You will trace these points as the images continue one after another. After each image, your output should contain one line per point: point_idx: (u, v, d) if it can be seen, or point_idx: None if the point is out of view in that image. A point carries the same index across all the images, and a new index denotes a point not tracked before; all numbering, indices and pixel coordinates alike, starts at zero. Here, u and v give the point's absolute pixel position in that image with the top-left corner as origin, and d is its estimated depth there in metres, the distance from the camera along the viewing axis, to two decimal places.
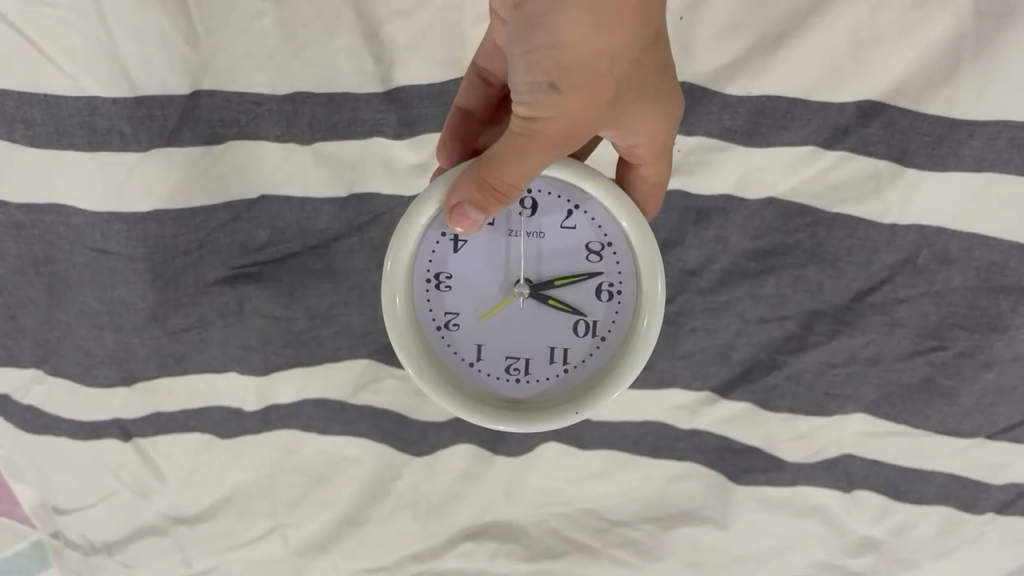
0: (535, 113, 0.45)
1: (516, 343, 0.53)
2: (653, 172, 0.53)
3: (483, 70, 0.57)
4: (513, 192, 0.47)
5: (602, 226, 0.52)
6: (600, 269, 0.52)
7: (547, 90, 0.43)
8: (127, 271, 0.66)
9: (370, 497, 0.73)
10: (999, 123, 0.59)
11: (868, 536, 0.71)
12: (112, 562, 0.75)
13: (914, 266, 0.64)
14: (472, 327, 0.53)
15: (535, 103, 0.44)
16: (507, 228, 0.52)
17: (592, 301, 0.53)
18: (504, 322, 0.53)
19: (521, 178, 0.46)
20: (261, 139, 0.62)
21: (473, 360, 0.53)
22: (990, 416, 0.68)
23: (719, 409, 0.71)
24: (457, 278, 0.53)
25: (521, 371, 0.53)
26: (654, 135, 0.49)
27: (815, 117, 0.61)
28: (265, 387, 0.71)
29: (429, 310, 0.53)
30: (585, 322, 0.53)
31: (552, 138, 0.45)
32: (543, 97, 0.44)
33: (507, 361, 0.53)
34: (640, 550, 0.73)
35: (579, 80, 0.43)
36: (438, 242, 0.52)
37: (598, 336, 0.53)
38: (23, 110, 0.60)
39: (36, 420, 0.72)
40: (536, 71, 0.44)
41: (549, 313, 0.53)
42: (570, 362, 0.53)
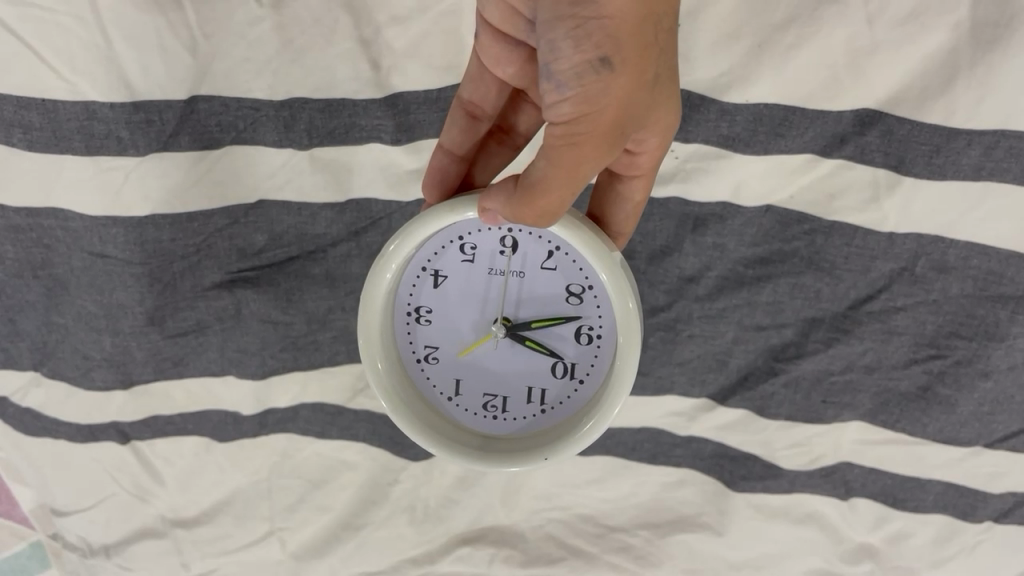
0: (583, 103, 0.40)
1: (494, 381, 0.56)
2: (644, 185, 0.52)
3: (468, 105, 0.55)
4: (569, 193, 0.43)
5: (583, 270, 0.51)
6: (580, 312, 0.53)
7: (600, 71, 0.39)
8: (125, 276, 0.66)
9: (367, 501, 0.73)
10: (997, 132, 0.59)
11: (865, 543, 0.71)
12: (110, 563, 0.75)
13: (911, 274, 0.64)
14: (451, 363, 0.56)
15: (581, 91, 0.40)
16: (487, 265, 0.53)
17: (571, 344, 0.54)
18: (483, 358, 0.55)
19: (577, 175, 0.42)
20: (259, 144, 0.62)
21: (451, 394, 0.56)
22: (988, 424, 0.67)
23: (717, 417, 0.71)
24: (436, 314, 0.54)
25: (498, 409, 0.56)
26: (670, 127, 0.47)
27: (813, 125, 0.61)
28: (263, 391, 0.71)
29: (410, 342, 0.55)
30: (562, 364, 0.54)
31: (599, 133, 0.41)
32: (595, 80, 0.39)
33: (486, 398, 0.56)
34: (638, 556, 0.73)
35: (630, 56, 0.39)
36: (418, 278, 0.53)
37: (575, 378, 0.54)
38: (21, 115, 0.60)
39: (35, 422, 0.72)
40: (583, 51, 0.39)
41: (527, 353, 0.54)
42: (547, 402, 0.55)
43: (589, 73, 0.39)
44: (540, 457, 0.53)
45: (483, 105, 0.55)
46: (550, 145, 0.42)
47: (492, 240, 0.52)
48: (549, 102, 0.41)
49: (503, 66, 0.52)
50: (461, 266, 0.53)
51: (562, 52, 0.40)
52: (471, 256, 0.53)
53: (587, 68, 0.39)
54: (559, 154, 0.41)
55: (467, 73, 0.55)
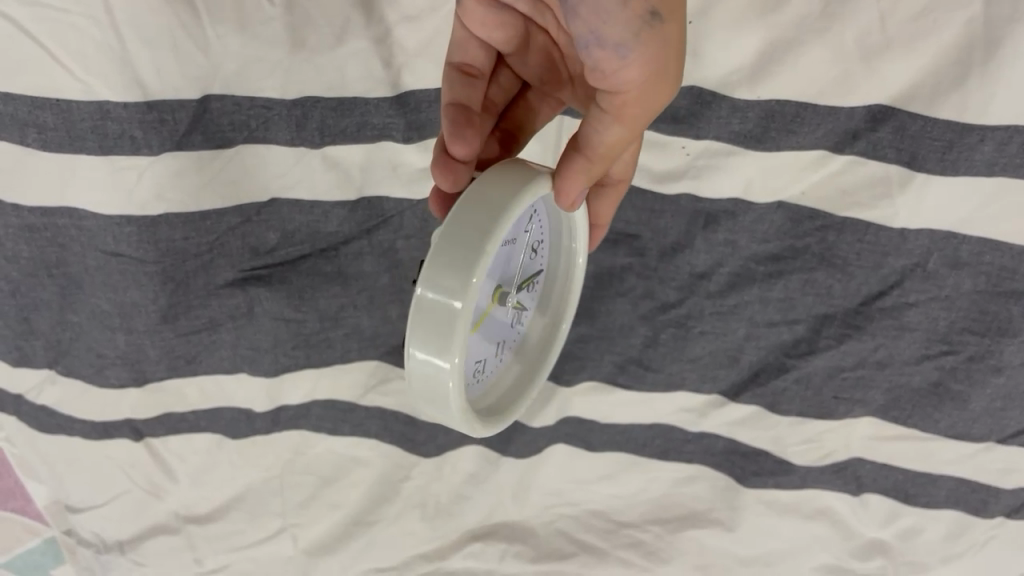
0: (645, 57, 0.41)
1: (481, 348, 0.52)
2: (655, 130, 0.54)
3: (460, 65, 0.54)
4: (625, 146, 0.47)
5: (544, 227, 0.54)
6: (535, 266, 0.55)
7: (654, 24, 0.39)
8: (138, 275, 0.66)
9: (379, 497, 0.74)
10: (1012, 128, 0.58)
11: (875, 539, 0.72)
12: (124, 559, 0.76)
13: (924, 270, 0.63)
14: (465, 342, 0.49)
15: (643, 54, 0.40)
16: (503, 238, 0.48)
17: (525, 296, 0.56)
18: (481, 329, 0.51)
19: (647, 116, 0.45)
20: (271, 143, 0.62)
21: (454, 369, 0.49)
22: (1000, 420, 0.67)
23: (727, 413, 0.71)
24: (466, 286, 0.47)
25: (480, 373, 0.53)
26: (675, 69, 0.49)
27: (824, 122, 0.61)
28: (275, 388, 0.72)
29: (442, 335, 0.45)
30: (518, 315, 0.56)
31: (656, 89, 0.43)
32: (653, 36, 0.40)
33: (475, 366, 0.52)
34: (649, 552, 0.73)
35: (675, 2, 0.40)
36: None
37: (518, 324, 0.57)
38: (35, 115, 0.60)
39: (49, 420, 0.73)
40: (630, 15, 0.38)
41: (506, 316, 0.53)
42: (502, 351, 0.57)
43: (644, 30, 0.39)
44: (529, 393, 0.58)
45: (478, 63, 0.55)
46: (623, 107, 0.44)
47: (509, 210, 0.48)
48: (602, 69, 0.42)
49: (496, 25, 0.52)
50: None
51: (609, 22, 0.38)
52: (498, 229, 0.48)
53: (641, 28, 0.39)
54: (636, 108, 0.44)
55: (454, 39, 0.54)
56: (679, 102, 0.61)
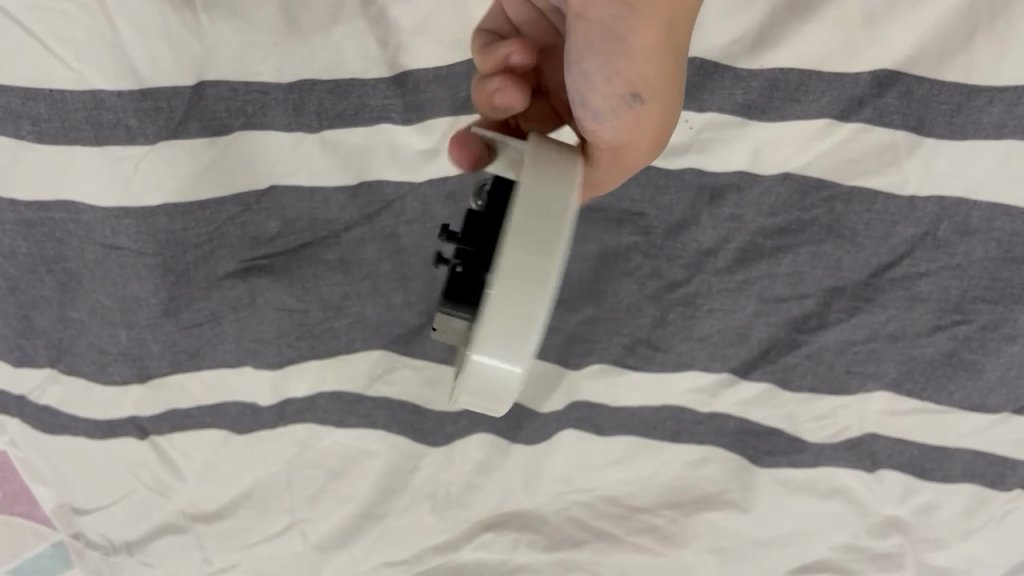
0: (623, 129, 0.48)
1: None
2: None
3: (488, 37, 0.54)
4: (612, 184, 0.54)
5: None
6: None
7: (634, 102, 0.46)
8: (138, 267, 0.66)
9: (388, 490, 0.72)
10: (1019, 89, 0.58)
11: (891, 516, 0.69)
12: (132, 561, 0.75)
13: (934, 239, 0.62)
14: None
15: (616, 118, 0.48)
16: None
17: None
18: None
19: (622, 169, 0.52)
20: (269, 129, 0.62)
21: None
22: (1015, 389, 0.66)
23: (738, 391, 0.69)
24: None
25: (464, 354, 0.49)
26: None
27: (828, 90, 0.60)
28: (280, 380, 0.71)
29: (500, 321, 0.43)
30: None
31: (631, 151, 0.50)
32: (627, 110, 0.47)
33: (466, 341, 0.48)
34: (663, 536, 0.71)
35: (657, 87, 0.46)
36: None
37: None
38: (28, 106, 0.60)
39: (53, 420, 0.72)
40: (611, 94, 0.46)
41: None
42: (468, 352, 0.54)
43: (625, 107, 0.47)
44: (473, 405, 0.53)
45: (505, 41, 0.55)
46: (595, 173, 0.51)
47: None
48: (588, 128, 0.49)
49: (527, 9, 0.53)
50: None
51: (596, 96, 0.47)
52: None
53: (619, 103, 0.47)
54: (609, 170, 0.51)
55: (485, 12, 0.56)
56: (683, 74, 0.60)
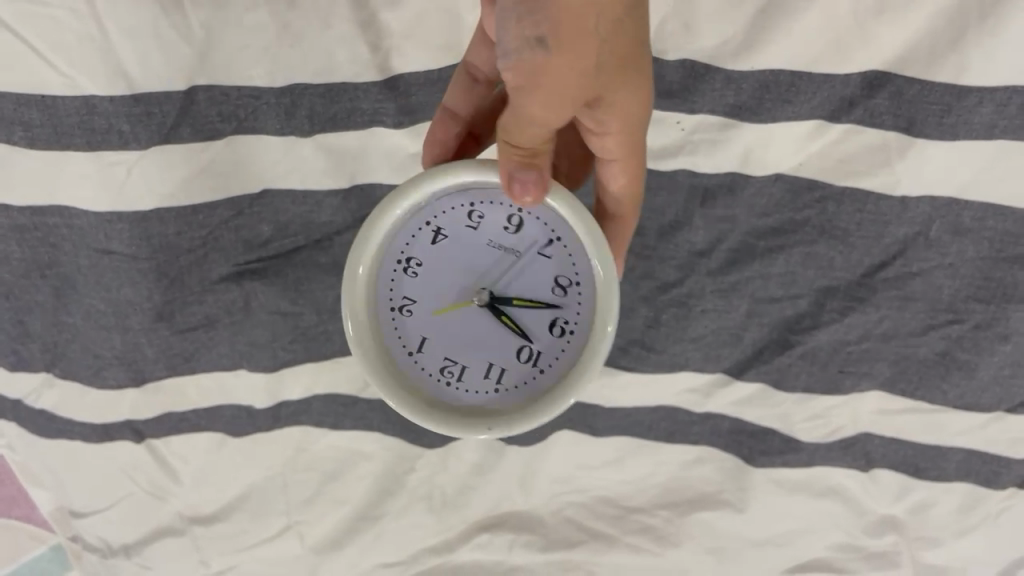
0: (528, 81, 0.43)
1: (458, 347, 0.51)
2: (621, 167, 0.53)
3: (472, 70, 0.57)
4: (532, 146, 0.46)
5: (547, 223, 0.50)
6: (561, 303, 0.50)
7: (538, 48, 0.41)
8: (132, 272, 0.66)
9: (383, 491, 0.73)
10: (1009, 89, 0.58)
11: (887, 515, 0.69)
12: (129, 564, 0.75)
13: (926, 238, 0.63)
14: (426, 318, 0.51)
15: (521, 62, 0.42)
16: (485, 237, 0.51)
17: (542, 332, 0.50)
18: (456, 324, 0.51)
19: (541, 139, 0.46)
20: (261, 133, 0.62)
21: (453, 379, 0.51)
22: (1009, 388, 0.66)
23: (732, 391, 0.69)
24: (429, 272, 0.51)
25: (453, 375, 0.51)
26: (632, 105, 0.48)
27: (818, 90, 0.60)
28: (275, 383, 0.71)
29: (389, 289, 0.52)
30: (529, 350, 0.50)
31: (536, 105, 0.44)
32: (532, 52, 0.42)
33: (445, 361, 0.51)
34: (659, 537, 0.71)
35: (567, 29, 0.41)
36: (418, 230, 0.51)
37: (537, 367, 0.50)
38: (21, 112, 0.61)
39: (49, 423, 0.72)
40: (517, 32, 0.41)
41: (502, 332, 0.51)
42: (504, 383, 0.51)
43: (526, 49, 0.41)
44: (483, 428, 0.49)
45: (488, 72, 0.57)
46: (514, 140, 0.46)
47: (497, 213, 0.51)
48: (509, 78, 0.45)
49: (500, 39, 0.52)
50: (464, 231, 0.51)
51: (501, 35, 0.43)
52: (475, 224, 0.51)
53: (523, 44, 0.41)
54: (525, 136, 0.46)
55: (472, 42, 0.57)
56: (673, 76, 0.61)
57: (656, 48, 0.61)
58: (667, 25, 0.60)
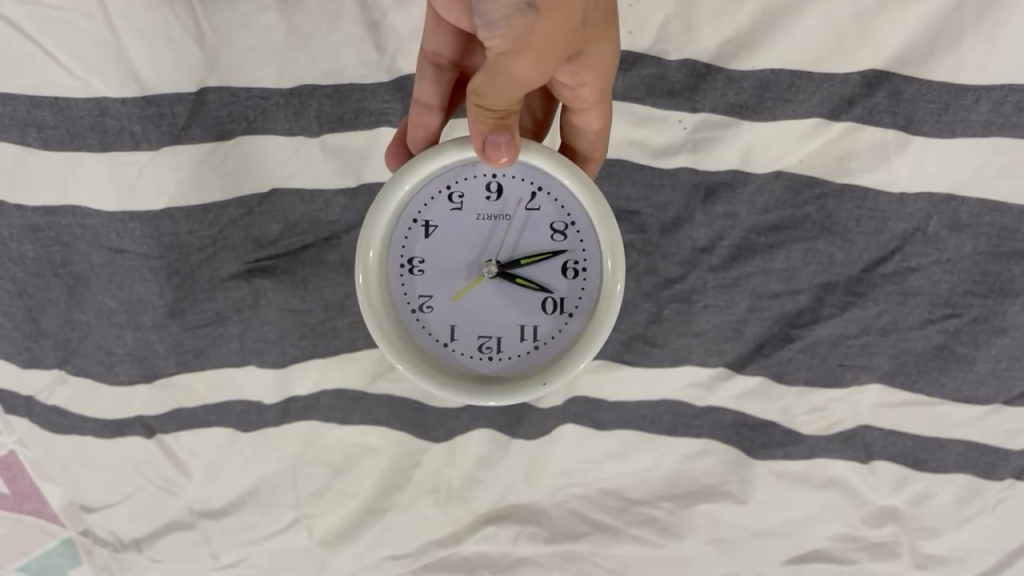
0: (513, 45, 0.43)
1: (486, 322, 0.53)
2: (597, 119, 0.54)
3: (432, 57, 0.55)
4: (507, 104, 0.46)
5: (526, 177, 0.52)
6: (565, 247, 0.53)
7: (528, 15, 0.41)
8: (143, 270, 0.67)
9: (391, 484, 0.74)
10: (1005, 87, 0.59)
11: (886, 506, 0.70)
12: (141, 557, 0.76)
13: (924, 234, 0.64)
14: (447, 308, 0.53)
15: (508, 30, 0.42)
16: (474, 212, 0.53)
17: (557, 279, 0.53)
18: (476, 303, 0.53)
19: (513, 101, 0.46)
20: (269, 133, 0.63)
21: (494, 352, 0.53)
22: (1006, 380, 0.67)
23: (734, 385, 0.70)
24: (434, 264, 0.53)
25: (493, 349, 0.53)
26: (608, 57, 0.50)
27: (819, 89, 0.61)
28: (283, 379, 0.72)
29: (403, 292, 0.54)
30: (552, 299, 0.53)
31: (520, 68, 0.44)
32: (521, 22, 0.41)
33: (479, 340, 0.54)
34: (662, 528, 0.72)
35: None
36: (410, 229, 0.53)
37: (566, 312, 0.53)
38: (35, 114, 0.62)
39: (61, 420, 0.73)
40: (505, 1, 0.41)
41: (520, 293, 0.53)
42: (541, 338, 0.53)
43: (514, 16, 0.41)
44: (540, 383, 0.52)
45: (449, 55, 0.55)
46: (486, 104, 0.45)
47: (479, 187, 0.53)
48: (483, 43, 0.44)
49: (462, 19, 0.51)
50: (452, 216, 0.53)
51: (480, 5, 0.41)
52: (460, 204, 0.53)
53: (512, 15, 0.41)
54: (500, 99, 0.46)
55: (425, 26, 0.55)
56: (675, 75, 0.62)
57: (657, 49, 0.62)
58: (670, 26, 0.62)
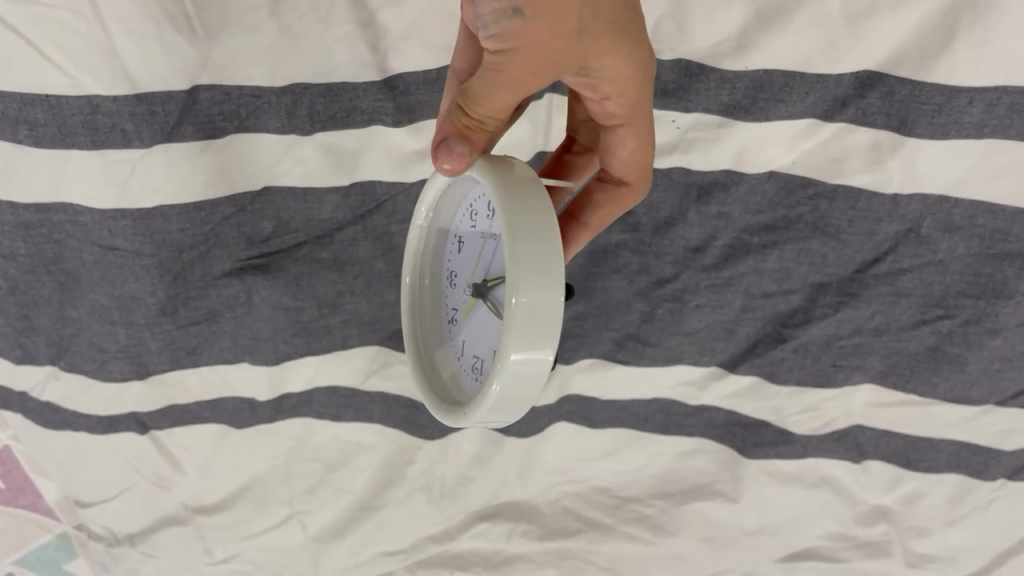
0: (504, 50, 0.42)
1: (479, 342, 0.50)
2: (629, 135, 0.52)
3: (464, 76, 0.53)
4: (490, 113, 0.45)
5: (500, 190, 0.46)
6: None
7: (513, 20, 0.41)
8: (136, 268, 0.67)
9: (384, 481, 0.74)
10: (999, 88, 0.58)
11: (878, 505, 0.71)
12: (135, 552, 0.77)
13: (917, 235, 0.64)
14: (463, 323, 0.52)
15: (499, 34, 0.41)
16: (481, 232, 0.49)
17: None
18: (477, 322, 0.50)
19: (499, 112, 0.45)
20: (261, 132, 0.63)
21: (478, 376, 0.49)
22: (999, 382, 0.67)
23: (727, 384, 0.70)
24: (460, 281, 0.52)
25: (478, 372, 0.49)
26: (625, 69, 0.47)
27: (812, 90, 0.61)
28: (277, 376, 0.72)
29: (450, 304, 0.54)
30: None
31: (512, 74, 0.43)
32: (511, 26, 0.41)
33: (474, 360, 0.50)
34: (654, 526, 0.73)
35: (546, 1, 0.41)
36: (451, 245, 0.53)
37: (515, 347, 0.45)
38: (26, 111, 0.62)
39: (55, 416, 0.74)
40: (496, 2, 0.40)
41: (492, 319, 0.47)
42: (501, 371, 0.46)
43: (501, 19, 0.41)
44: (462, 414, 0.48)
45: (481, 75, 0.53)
46: (470, 111, 0.45)
47: (482, 205, 0.49)
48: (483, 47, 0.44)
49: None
50: (472, 235, 0.51)
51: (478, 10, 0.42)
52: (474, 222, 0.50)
53: (502, 18, 0.41)
54: (484, 109, 0.45)
55: (459, 44, 0.53)
56: (668, 75, 0.62)
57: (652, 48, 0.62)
58: (663, 25, 0.61)
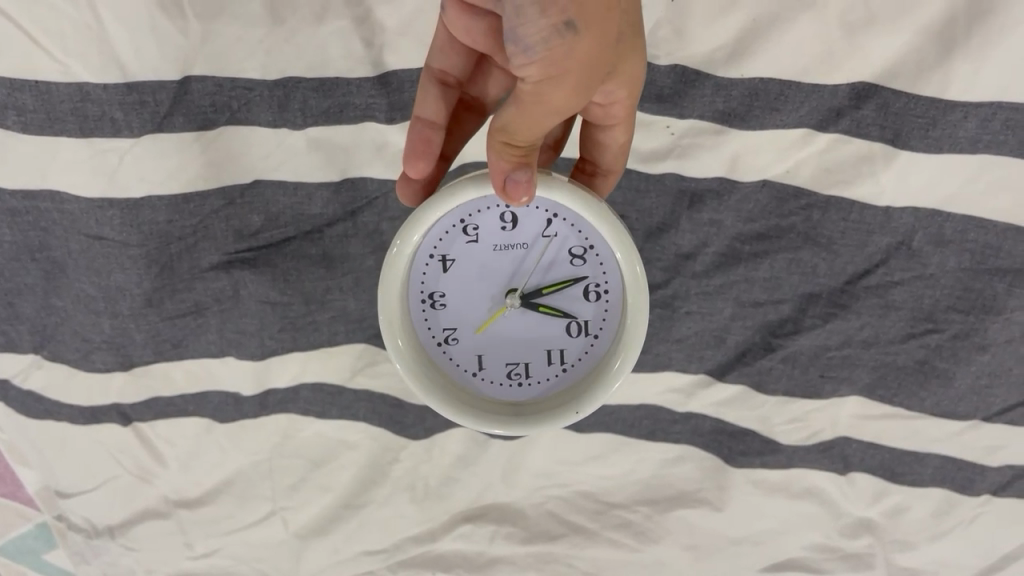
0: (554, 72, 0.41)
1: (512, 349, 0.55)
2: (626, 132, 0.54)
3: (439, 76, 0.55)
4: (536, 136, 0.46)
5: (543, 207, 0.51)
6: (585, 272, 0.53)
7: (566, 36, 0.39)
8: (122, 258, 0.67)
9: (368, 480, 0.74)
10: (993, 104, 0.59)
11: (863, 517, 0.70)
12: (115, 544, 0.76)
13: (908, 249, 0.64)
14: (471, 339, 0.54)
15: (550, 54, 0.40)
16: (490, 243, 0.52)
17: (580, 304, 0.54)
18: (498, 332, 0.54)
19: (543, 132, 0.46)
20: (253, 125, 0.63)
21: (522, 378, 0.55)
22: (986, 398, 0.67)
23: (715, 392, 0.70)
24: (453, 298, 0.53)
25: (522, 375, 0.55)
26: (637, 72, 0.49)
27: (807, 100, 0.61)
28: (262, 370, 0.71)
29: (428, 327, 0.54)
30: (576, 323, 0.54)
31: (561, 96, 0.43)
32: (562, 44, 0.39)
33: (507, 367, 0.55)
34: (638, 532, 0.72)
35: (591, 15, 0.40)
36: (427, 264, 0.52)
37: (590, 335, 0.54)
38: (15, 96, 0.62)
39: (37, 406, 0.73)
40: (546, 24, 0.39)
41: (544, 320, 0.54)
42: (568, 361, 0.55)
43: (553, 39, 0.39)
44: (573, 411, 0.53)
45: (456, 75, 0.55)
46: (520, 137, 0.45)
47: (492, 218, 0.51)
48: (513, 71, 0.42)
49: (472, 38, 0.50)
50: (469, 249, 0.52)
51: (517, 32, 0.40)
52: (474, 236, 0.52)
53: (554, 38, 0.39)
54: (531, 133, 0.45)
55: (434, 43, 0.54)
56: (664, 80, 0.62)
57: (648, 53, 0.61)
58: (660, 30, 0.61)
